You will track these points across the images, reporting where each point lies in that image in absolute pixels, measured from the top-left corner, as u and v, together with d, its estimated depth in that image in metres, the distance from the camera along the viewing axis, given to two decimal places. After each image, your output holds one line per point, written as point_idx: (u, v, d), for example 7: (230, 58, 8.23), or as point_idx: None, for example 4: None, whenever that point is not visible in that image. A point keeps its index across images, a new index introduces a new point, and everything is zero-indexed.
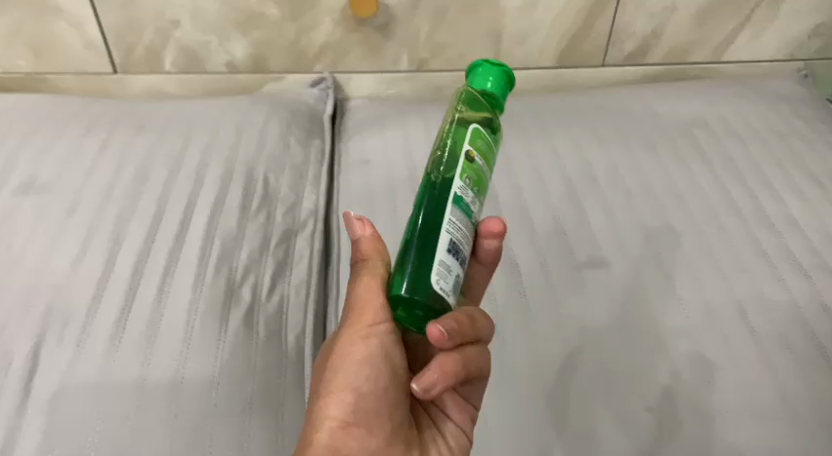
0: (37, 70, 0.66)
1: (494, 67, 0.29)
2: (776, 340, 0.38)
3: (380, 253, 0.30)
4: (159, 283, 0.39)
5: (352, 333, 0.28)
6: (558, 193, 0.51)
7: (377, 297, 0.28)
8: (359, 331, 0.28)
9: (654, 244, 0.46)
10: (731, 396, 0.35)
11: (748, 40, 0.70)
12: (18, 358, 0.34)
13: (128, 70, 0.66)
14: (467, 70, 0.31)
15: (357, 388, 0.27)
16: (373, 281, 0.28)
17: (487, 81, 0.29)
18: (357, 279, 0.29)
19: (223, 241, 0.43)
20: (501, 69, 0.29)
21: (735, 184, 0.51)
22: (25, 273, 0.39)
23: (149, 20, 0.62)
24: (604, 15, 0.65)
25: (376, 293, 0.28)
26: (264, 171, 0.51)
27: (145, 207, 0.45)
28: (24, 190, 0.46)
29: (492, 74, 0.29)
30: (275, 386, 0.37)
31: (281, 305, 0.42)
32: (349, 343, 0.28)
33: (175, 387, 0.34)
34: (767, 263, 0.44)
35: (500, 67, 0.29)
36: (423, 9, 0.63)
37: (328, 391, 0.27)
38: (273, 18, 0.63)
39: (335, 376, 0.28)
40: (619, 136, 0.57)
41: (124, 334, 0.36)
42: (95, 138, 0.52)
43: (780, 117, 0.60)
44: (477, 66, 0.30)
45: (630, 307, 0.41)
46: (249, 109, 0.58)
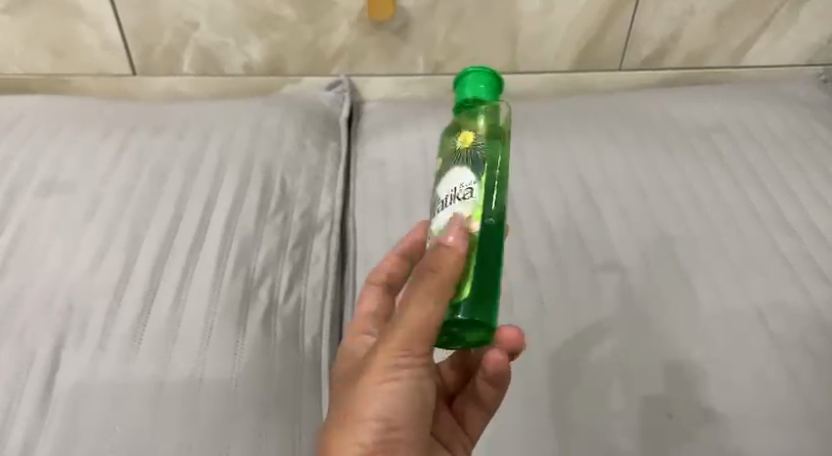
0: (57, 71, 0.66)
1: (484, 75, 0.29)
2: (797, 346, 0.38)
3: (453, 270, 0.21)
4: (178, 284, 0.39)
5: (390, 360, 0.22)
6: (575, 196, 0.50)
7: (423, 330, 0.21)
8: (396, 360, 0.21)
9: (673, 248, 0.45)
10: (752, 400, 0.35)
11: (766, 44, 0.69)
12: (40, 357, 0.34)
13: (147, 72, 0.67)
14: (456, 79, 0.30)
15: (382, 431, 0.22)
16: (425, 308, 0.20)
17: (487, 91, 0.29)
18: (412, 294, 0.21)
19: (241, 242, 0.44)
20: (496, 79, 0.30)
21: (754, 188, 0.50)
22: (46, 273, 0.39)
23: (169, 22, 0.62)
24: (621, 18, 0.65)
25: (422, 326, 0.21)
26: (281, 173, 0.52)
27: (165, 208, 0.45)
28: (46, 189, 0.46)
29: (489, 83, 0.29)
30: (292, 387, 0.37)
31: (298, 306, 0.42)
32: (380, 371, 0.22)
33: (193, 387, 0.34)
34: (788, 268, 0.43)
35: (495, 77, 0.29)
36: (440, 11, 0.63)
37: (351, 420, 0.22)
38: (290, 20, 0.63)
39: (360, 406, 0.22)
40: (636, 140, 0.57)
41: (144, 335, 0.36)
42: (114, 138, 0.53)
43: (799, 122, 0.59)
44: (475, 76, 0.29)
45: (650, 310, 0.40)
46: (265, 111, 0.59)
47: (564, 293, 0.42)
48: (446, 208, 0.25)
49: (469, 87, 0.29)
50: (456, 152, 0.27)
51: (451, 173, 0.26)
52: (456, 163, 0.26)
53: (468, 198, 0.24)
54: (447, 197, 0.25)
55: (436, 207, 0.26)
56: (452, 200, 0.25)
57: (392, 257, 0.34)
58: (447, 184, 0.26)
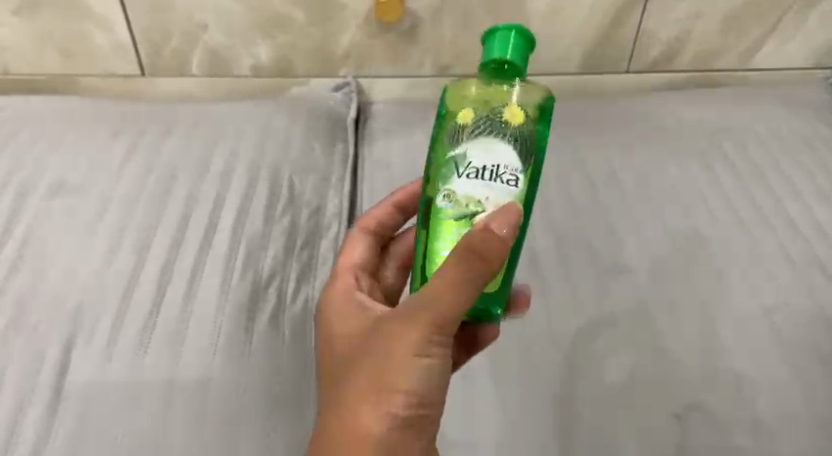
0: (67, 72, 0.67)
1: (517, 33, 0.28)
2: (806, 348, 0.38)
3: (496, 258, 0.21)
4: (187, 284, 0.39)
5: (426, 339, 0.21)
6: (583, 198, 0.50)
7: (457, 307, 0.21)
8: (432, 336, 0.21)
9: (681, 250, 0.45)
10: (762, 402, 0.34)
11: (773, 47, 0.69)
12: (51, 356, 0.34)
13: (155, 73, 0.67)
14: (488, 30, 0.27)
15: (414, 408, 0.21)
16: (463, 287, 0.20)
17: (521, 56, 0.27)
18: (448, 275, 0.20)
19: (249, 242, 0.44)
20: (527, 37, 0.27)
21: (763, 190, 0.50)
22: (57, 273, 0.39)
23: (178, 24, 0.63)
24: (629, 20, 0.65)
25: (458, 302, 0.20)
26: (289, 173, 0.52)
27: (174, 208, 0.45)
28: (56, 189, 0.46)
29: (522, 44, 0.27)
30: (300, 386, 0.37)
31: (306, 306, 0.42)
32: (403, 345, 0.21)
33: (202, 387, 0.34)
34: (797, 270, 0.43)
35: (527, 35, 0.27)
36: (447, 13, 0.63)
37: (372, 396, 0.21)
38: (298, 22, 0.63)
39: (382, 381, 0.21)
40: (644, 142, 0.57)
41: (154, 334, 0.36)
42: (124, 139, 0.53)
43: (807, 124, 0.59)
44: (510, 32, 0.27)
45: (658, 312, 0.40)
46: (274, 112, 0.59)
47: (572, 294, 0.42)
48: (490, 182, 0.24)
49: (505, 47, 0.27)
50: (497, 121, 0.25)
51: (495, 144, 0.25)
52: (500, 136, 0.25)
53: (514, 186, 0.24)
54: (487, 167, 0.24)
55: (464, 169, 0.25)
56: (495, 176, 0.24)
57: (383, 208, 0.36)
58: (489, 154, 0.25)
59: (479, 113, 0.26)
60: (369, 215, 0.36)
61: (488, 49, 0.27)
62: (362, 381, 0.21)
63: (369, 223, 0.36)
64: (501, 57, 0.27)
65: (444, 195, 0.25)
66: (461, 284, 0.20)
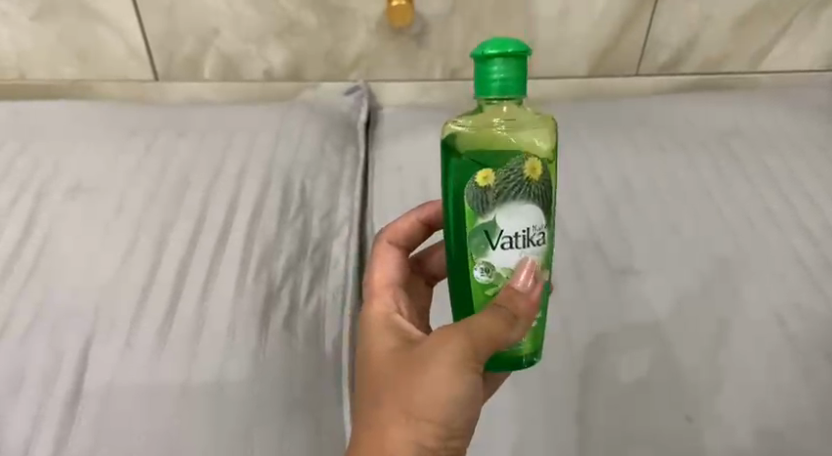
0: (81, 77, 0.68)
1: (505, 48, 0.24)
2: (816, 350, 0.37)
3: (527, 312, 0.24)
4: (202, 287, 0.40)
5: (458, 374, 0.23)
6: (593, 202, 0.51)
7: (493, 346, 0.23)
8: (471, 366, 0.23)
9: (691, 253, 0.45)
10: (775, 404, 0.34)
11: (784, 51, 0.69)
12: (70, 356, 0.35)
13: (168, 78, 0.68)
14: (486, 59, 0.23)
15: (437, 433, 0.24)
16: (500, 332, 0.23)
17: (520, 88, 0.23)
18: (488, 315, 0.23)
19: (262, 246, 0.44)
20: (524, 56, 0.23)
21: (773, 193, 0.50)
22: (75, 275, 0.40)
23: (191, 29, 0.63)
24: (639, 24, 0.65)
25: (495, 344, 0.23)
26: (301, 177, 0.52)
27: (188, 212, 0.46)
28: (73, 192, 0.47)
29: (521, 70, 0.23)
30: (313, 390, 0.37)
31: (318, 310, 0.42)
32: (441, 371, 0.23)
33: (218, 388, 0.34)
34: (808, 273, 0.43)
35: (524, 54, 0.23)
36: (457, 18, 0.63)
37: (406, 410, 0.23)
38: (309, 26, 0.64)
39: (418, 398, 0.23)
40: (654, 145, 0.57)
41: (171, 336, 0.36)
42: (139, 143, 0.54)
43: (818, 127, 0.58)
44: (509, 61, 0.22)
45: (668, 315, 0.40)
46: (285, 116, 0.59)
47: (582, 297, 0.42)
48: (523, 249, 0.25)
49: (506, 86, 0.23)
50: (518, 175, 0.24)
51: (523, 205, 0.24)
52: (526, 196, 0.24)
53: (541, 243, 0.25)
54: (519, 234, 0.24)
55: (498, 240, 0.24)
56: (526, 240, 0.25)
57: (410, 220, 0.36)
58: (517, 217, 0.24)
59: (500, 171, 0.24)
60: (395, 228, 0.36)
61: (488, 81, 0.23)
62: (401, 396, 0.23)
63: (395, 235, 0.36)
64: (507, 93, 0.23)
65: (481, 269, 0.25)
66: (492, 327, 0.23)
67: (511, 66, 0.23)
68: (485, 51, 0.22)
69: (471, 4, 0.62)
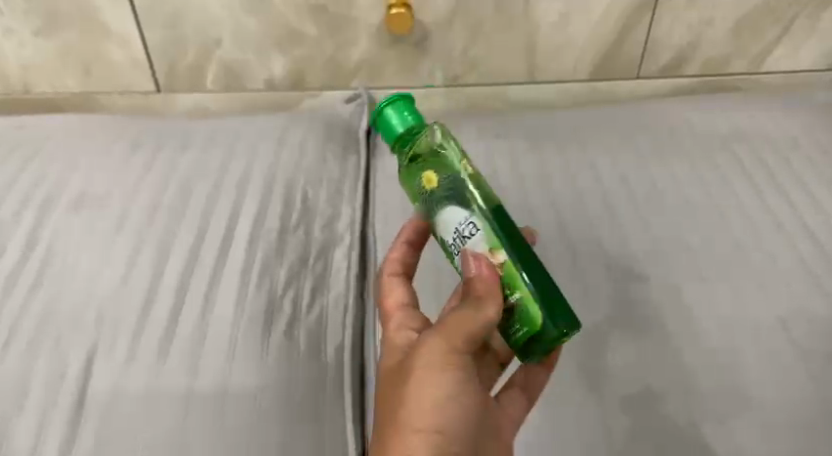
0: (87, 89, 0.69)
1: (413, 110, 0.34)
2: (821, 354, 0.37)
3: (490, 296, 0.25)
4: (205, 295, 0.40)
5: (447, 366, 0.24)
6: (595, 206, 0.50)
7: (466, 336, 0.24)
8: (452, 361, 0.24)
9: (694, 256, 0.45)
10: (779, 410, 0.34)
11: (785, 52, 0.69)
12: (73, 366, 0.35)
13: (172, 89, 0.69)
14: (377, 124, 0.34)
15: (446, 431, 0.23)
16: (468, 317, 0.24)
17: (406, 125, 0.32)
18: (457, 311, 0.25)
19: (264, 254, 0.44)
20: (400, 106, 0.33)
21: (777, 196, 0.49)
22: (79, 284, 0.40)
23: (193, 40, 0.64)
24: (640, 27, 0.65)
25: (466, 332, 0.24)
26: (302, 185, 0.52)
27: (191, 221, 0.46)
28: (78, 203, 0.48)
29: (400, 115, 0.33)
30: (316, 397, 0.37)
31: (320, 318, 0.42)
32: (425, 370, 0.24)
33: (220, 396, 0.34)
34: (812, 275, 0.42)
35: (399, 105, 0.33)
36: (457, 24, 0.63)
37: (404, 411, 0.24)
38: (310, 36, 0.64)
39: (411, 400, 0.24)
40: (656, 149, 0.57)
41: (173, 344, 0.37)
42: (142, 154, 0.54)
43: (821, 128, 0.58)
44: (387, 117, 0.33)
45: (671, 320, 0.40)
46: (287, 125, 0.60)
47: (585, 303, 0.42)
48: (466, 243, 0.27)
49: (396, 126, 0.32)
50: (426, 192, 0.29)
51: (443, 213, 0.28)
52: (439, 203, 0.28)
53: (476, 229, 0.26)
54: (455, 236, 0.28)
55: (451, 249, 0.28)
56: (464, 237, 0.27)
57: (400, 246, 0.36)
58: (447, 227, 0.28)
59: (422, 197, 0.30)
60: (388, 261, 0.36)
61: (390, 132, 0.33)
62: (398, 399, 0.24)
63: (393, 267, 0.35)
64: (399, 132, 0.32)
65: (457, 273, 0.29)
66: (462, 313, 0.24)
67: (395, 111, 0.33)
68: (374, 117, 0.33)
69: (471, 11, 0.62)
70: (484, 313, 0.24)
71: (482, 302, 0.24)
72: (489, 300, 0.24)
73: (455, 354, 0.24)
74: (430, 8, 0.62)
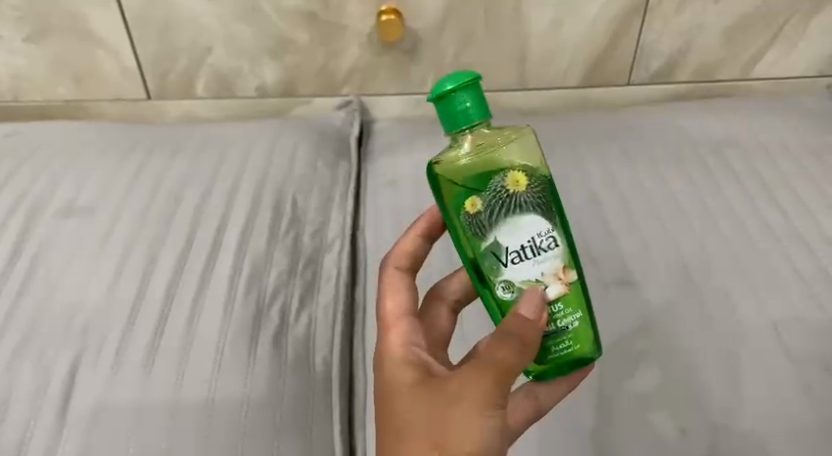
0: (77, 97, 0.68)
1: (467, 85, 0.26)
2: (811, 359, 0.37)
3: (404, 285, 0.31)
4: (191, 306, 0.40)
5: (468, 393, 0.22)
6: (586, 213, 0.50)
7: (405, 306, 0.29)
8: (410, 329, 0.28)
9: (686, 263, 0.45)
10: (770, 414, 0.34)
11: (777, 57, 0.69)
12: (57, 379, 0.35)
13: (162, 97, 0.68)
14: (435, 93, 0.25)
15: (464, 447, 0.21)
16: (397, 294, 0.30)
17: (474, 115, 0.25)
18: (387, 293, 0.30)
19: (253, 263, 0.44)
20: (474, 88, 0.25)
21: (768, 202, 0.50)
22: (63, 297, 0.40)
23: (184, 48, 0.64)
24: (630, 32, 0.65)
25: (402, 302, 0.29)
26: (293, 193, 0.52)
27: (179, 230, 0.46)
28: (65, 213, 0.47)
29: (472, 102, 0.25)
30: (304, 408, 0.36)
31: (309, 326, 0.42)
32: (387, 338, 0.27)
33: (207, 405, 0.34)
34: (803, 281, 0.42)
35: (472, 86, 0.25)
36: (450, 31, 0.64)
37: (386, 372, 0.25)
38: (302, 44, 0.64)
39: (386, 362, 0.26)
40: (647, 156, 0.57)
41: (158, 355, 0.36)
42: (132, 161, 0.54)
43: (812, 134, 0.58)
44: (457, 93, 0.24)
45: (660, 328, 0.40)
46: (279, 132, 0.60)
47: None
48: (535, 260, 0.25)
49: (465, 118, 0.25)
50: (487, 215, 0.25)
51: (513, 221, 0.24)
52: (499, 226, 0.25)
53: (517, 262, 0.25)
54: (525, 246, 0.25)
55: (507, 257, 0.25)
56: (535, 251, 0.25)
57: (411, 238, 0.33)
58: (517, 242, 0.25)
59: (464, 216, 0.26)
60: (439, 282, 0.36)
61: (450, 118, 0.25)
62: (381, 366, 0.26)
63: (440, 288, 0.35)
64: (472, 126, 0.25)
65: (503, 287, 0.25)
66: (392, 321, 0.28)
67: (469, 96, 0.25)
68: (450, 90, 0.24)
69: (462, 18, 0.63)
70: (404, 288, 0.30)
71: (401, 309, 0.29)
72: (403, 309, 0.29)
73: (408, 349, 0.26)
74: (421, 14, 0.62)
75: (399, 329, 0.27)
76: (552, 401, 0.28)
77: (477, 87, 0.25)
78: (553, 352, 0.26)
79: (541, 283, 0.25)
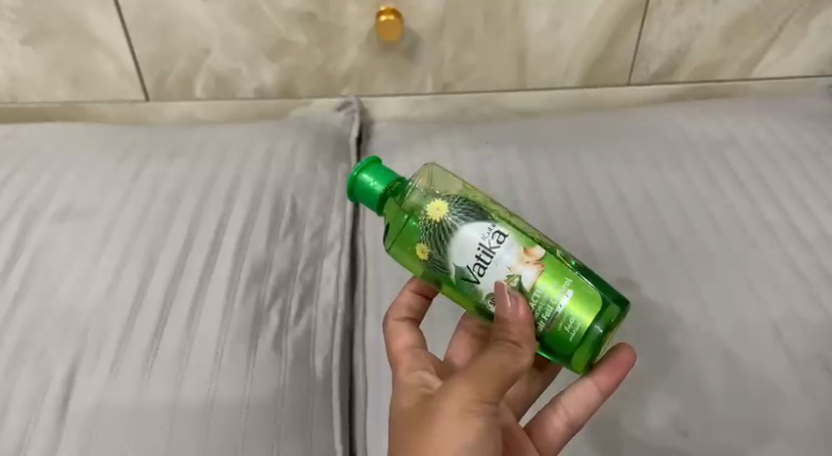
0: (74, 99, 0.68)
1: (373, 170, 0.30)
2: (812, 359, 0.37)
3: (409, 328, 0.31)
4: (190, 310, 0.39)
5: (452, 400, 0.21)
6: (586, 214, 0.50)
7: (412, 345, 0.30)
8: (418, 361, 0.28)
9: (686, 265, 0.44)
10: (772, 415, 0.34)
11: (777, 57, 0.69)
12: (55, 384, 0.34)
13: (160, 98, 0.68)
14: (348, 192, 0.29)
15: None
16: (403, 336, 0.31)
17: (386, 184, 0.28)
18: (394, 335, 0.31)
19: (252, 266, 0.44)
20: (373, 167, 0.28)
21: (768, 203, 0.50)
22: (61, 299, 0.40)
23: (182, 50, 0.64)
24: (630, 32, 0.65)
25: (409, 342, 0.30)
26: (292, 195, 0.52)
27: (178, 232, 0.46)
28: (63, 216, 0.47)
29: (377, 176, 0.28)
30: (304, 411, 0.36)
31: (309, 328, 0.41)
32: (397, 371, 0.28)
33: (206, 409, 0.34)
34: (803, 281, 0.42)
35: (370, 166, 0.28)
36: (449, 31, 0.63)
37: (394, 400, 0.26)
38: (300, 45, 0.64)
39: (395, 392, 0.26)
40: (647, 157, 0.57)
41: (157, 359, 0.36)
42: (130, 164, 0.54)
43: (812, 134, 0.58)
44: (361, 179, 0.28)
45: (662, 328, 0.40)
46: (278, 133, 0.60)
47: None
48: (496, 258, 0.24)
49: (378, 189, 0.28)
50: (437, 254, 0.25)
51: (455, 242, 0.24)
52: (450, 252, 0.25)
53: (483, 273, 0.24)
54: (479, 254, 0.24)
55: (473, 272, 0.24)
56: (490, 252, 0.24)
57: (408, 291, 0.34)
58: (470, 254, 0.24)
59: (428, 263, 0.26)
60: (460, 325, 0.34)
61: (371, 200, 0.28)
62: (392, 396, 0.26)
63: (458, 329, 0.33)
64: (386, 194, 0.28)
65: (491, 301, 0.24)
66: (399, 358, 0.29)
67: (372, 173, 0.28)
68: (354, 181, 0.28)
69: (461, 18, 0.62)
70: (409, 332, 0.31)
71: (408, 345, 0.30)
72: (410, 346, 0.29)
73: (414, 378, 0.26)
74: (420, 14, 0.62)
75: (406, 362, 0.28)
76: (583, 414, 0.29)
77: (377, 165, 0.29)
78: (574, 337, 0.23)
79: (513, 277, 0.23)
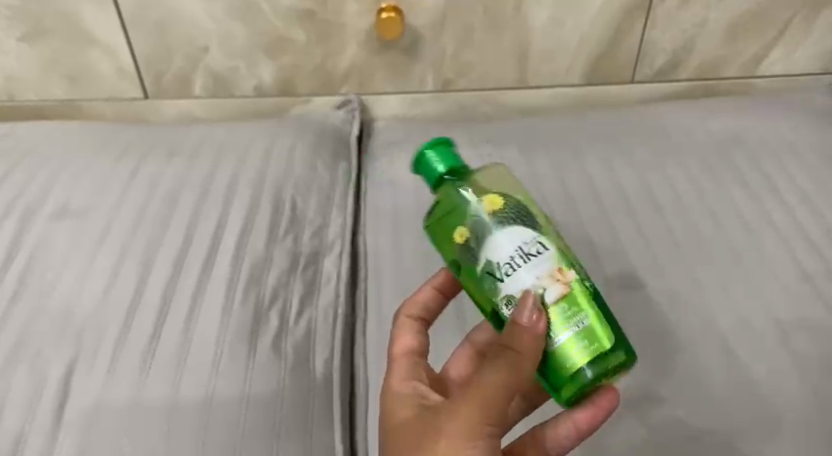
0: (71, 97, 0.68)
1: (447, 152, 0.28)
2: (819, 359, 0.36)
3: (412, 330, 0.31)
4: (188, 310, 0.39)
5: (456, 420, 0.21)
6: (589, 213, 0.49)
7: (414, 350, 0.29)
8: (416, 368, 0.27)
9: (690, 264, 0.44)
10: (779, 416, 0.33)
11: (780, 55, 0.68)
12: (51, 385, 0.34)
13: (159, 97, 0.68)
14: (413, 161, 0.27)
15: None
16: (405, 339, 0.30)
17: (446, 166, 0.26)
18: (397, 337, 0.31)
19: (251, 266, 0.43)
20: (445, 146, 0.26)
21: (773, 202, 0.49)
22: (57, 299, 0.39)
23: (180, 48, 0.63)
24: (632, 30, 0.64)
25: (410, 346, 0.30)
26: (291, 194, 0.51)
27: (176, 232, 0.45)
28: (59, 216, 0.46)
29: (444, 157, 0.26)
30: (303, 413, 0.36)
31: (309, 329, 0.41)
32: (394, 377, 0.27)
33: (204, 410, 0.33)
34: (809, 281, 0.42)
35: (443, 145, 0.27)
36: (450, 29, 0.63)
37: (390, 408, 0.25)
38: (300, 43, 0.64)
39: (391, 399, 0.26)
40: (650, 155, 0.56)
41: (154, 360, 0.35)
42: (127, 163, 0.53)
43: (816, 132, 0.58)
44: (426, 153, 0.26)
45: (666, 329, 0.39)
46: (277, 132, 0.59)
47: None
48: (530, 266, 0.22)
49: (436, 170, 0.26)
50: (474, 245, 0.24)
51: (497, 238, 0.23)
52: (486, 247, 0.23)
53: (511, 274, 0.22)
54: (515, 256, 0.22)
55: (501, 270, 0.22)
56: (526, 258, 0.22)
57: (432, 288, 0.33)
58: (505, 255, 0.22)
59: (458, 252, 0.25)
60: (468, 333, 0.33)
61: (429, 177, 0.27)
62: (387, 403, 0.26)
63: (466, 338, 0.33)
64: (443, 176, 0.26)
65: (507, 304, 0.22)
66: (398, 362, 0.28)
67: (439, 152, 0.26)
68: (422, 154, 0.26)
69: (462, 16, 0.62)
70: (411, 334, 0.31)
71: (408, 350, 0.29)
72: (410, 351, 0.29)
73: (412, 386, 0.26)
74: (420, 11, 0.61)
75: (404, 368, 0.27)
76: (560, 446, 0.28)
77: (448, 146, 0.27)
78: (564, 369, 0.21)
79: (539, 288, 0.22)
